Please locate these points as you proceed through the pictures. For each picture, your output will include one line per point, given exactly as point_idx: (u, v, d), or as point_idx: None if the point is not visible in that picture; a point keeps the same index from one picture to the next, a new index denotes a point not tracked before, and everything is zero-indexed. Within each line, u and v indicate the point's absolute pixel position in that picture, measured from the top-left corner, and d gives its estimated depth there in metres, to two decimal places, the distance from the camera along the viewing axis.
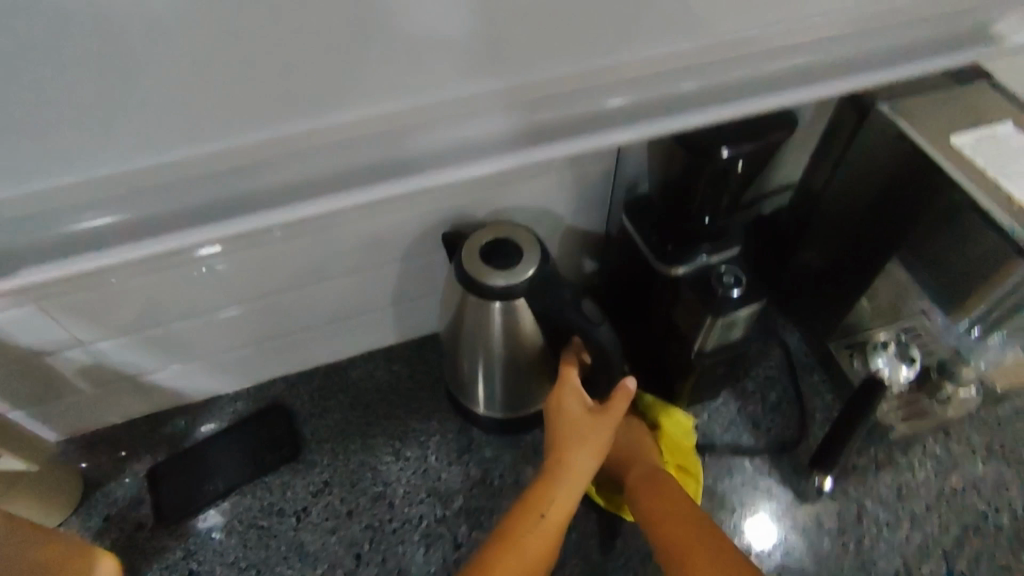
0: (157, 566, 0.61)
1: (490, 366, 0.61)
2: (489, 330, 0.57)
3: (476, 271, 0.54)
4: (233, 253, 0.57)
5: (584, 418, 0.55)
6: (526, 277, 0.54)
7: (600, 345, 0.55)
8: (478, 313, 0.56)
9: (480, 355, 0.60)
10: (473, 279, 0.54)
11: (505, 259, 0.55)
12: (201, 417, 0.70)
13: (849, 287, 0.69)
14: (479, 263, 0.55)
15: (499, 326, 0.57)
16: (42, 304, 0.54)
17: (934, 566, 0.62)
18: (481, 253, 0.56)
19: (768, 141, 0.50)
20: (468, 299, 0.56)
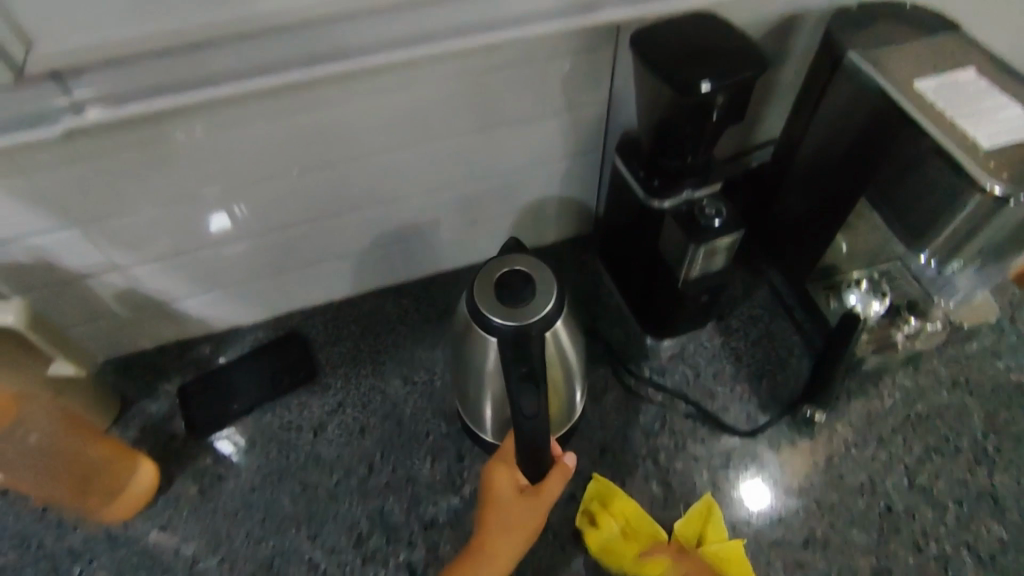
0: (188, 471, 0.68)
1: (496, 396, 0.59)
2: (489, 363, 0.56)
3: (482, 301, 0.53)
4: (255, 184, 0.63)
5: (517, 503, 0.56)
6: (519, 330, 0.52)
7: (535, 431, 0.51)
8: (477, 342, 0.55)
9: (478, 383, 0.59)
10: (478, 310, 0.53)
11: (517, 296, 0.53)
12: (225, 345, 0.77)
13: (826, 230, 0.74)
14: (489, 295, 0.54)
15: (496, 362, 0.56)
16: (86, 228, 0.59)
17: (897, 480, 0.67)
18: (496, 284, 0.54)
19: (743, 78, 0.55)
20: (471, 325, 0.55)
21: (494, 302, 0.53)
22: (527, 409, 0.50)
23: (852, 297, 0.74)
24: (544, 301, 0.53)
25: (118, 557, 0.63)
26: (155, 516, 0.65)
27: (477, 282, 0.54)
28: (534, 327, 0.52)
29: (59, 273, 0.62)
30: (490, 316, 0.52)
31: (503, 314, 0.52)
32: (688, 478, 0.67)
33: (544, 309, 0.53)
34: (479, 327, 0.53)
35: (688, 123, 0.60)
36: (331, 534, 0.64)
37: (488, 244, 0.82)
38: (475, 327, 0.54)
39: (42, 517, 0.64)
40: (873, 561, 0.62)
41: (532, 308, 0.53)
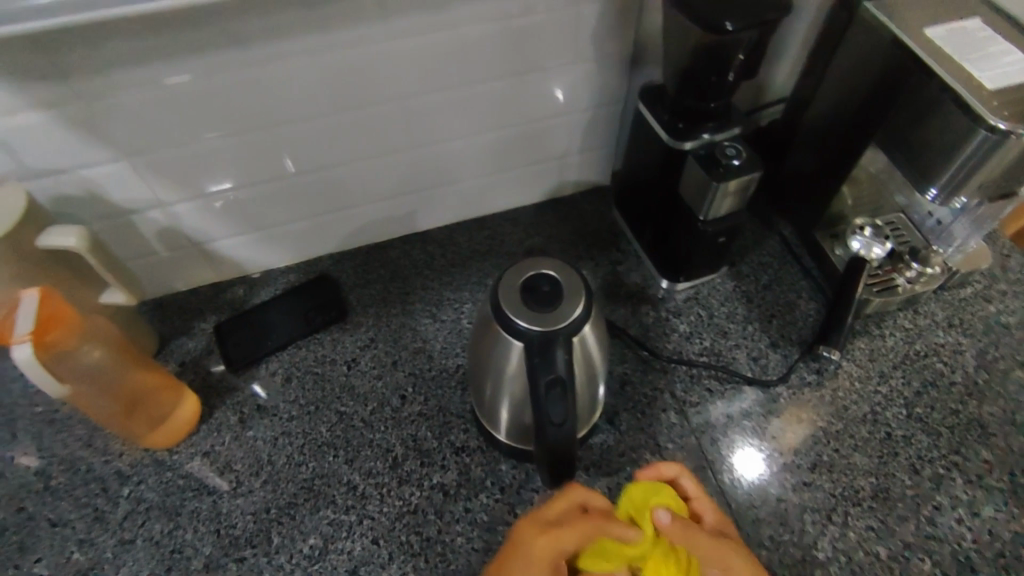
0: (229, 401, 0.71)
1: (514, 397, 0.58)
2: (508, 365, 0.55)
3: (507, 305, 0.52)
4: (296, 121, 0.66)
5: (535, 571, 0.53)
6: (543, 325, 0.50)
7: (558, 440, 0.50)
8: (499, 344, 0.54)
9: (494, 382, 0.58)
10: (503, 313, 0.52)
11: (543, 301, 0.52)
12: (258, 286, 0.79)
13: (835, 178, 0.77)
14: (515, 298, 0.52)
15: (518, 364, 0.54)
16: (134, 161, 0.62)
17: (896, 410, 0.72)
18: (522, 288, 0.53)
19: (766, 20, 0.58)
20: (493, 327, 0.54)
21: (519, 305, 0.52)
22: (554, 416, 0.49)
23: (856, 241, 0.77)
24: (571, 307, 0.52)
25: (164, 479, 0.65)
26: (198, 442, 0.68)
27: (502, 286, 0.53)
28: (560, 333, 0.50)
29: (108, 205, 0.65)
30: (515, 319, 0.51)
31: (529, 317, 0.51)
32: (703, 408, 0.72)
33: (570, 316, 0.51)
34: (502, 329, 0.52)
35: (711, 65, 0.63)
36: (367, 458, 0.67)
37: (511, 193, 0.85)
38: (499, 329, 0.53)
39: (90, 443, 0.67)
40: (875, 481, 0.67)
41: (558, 315, 0.51)
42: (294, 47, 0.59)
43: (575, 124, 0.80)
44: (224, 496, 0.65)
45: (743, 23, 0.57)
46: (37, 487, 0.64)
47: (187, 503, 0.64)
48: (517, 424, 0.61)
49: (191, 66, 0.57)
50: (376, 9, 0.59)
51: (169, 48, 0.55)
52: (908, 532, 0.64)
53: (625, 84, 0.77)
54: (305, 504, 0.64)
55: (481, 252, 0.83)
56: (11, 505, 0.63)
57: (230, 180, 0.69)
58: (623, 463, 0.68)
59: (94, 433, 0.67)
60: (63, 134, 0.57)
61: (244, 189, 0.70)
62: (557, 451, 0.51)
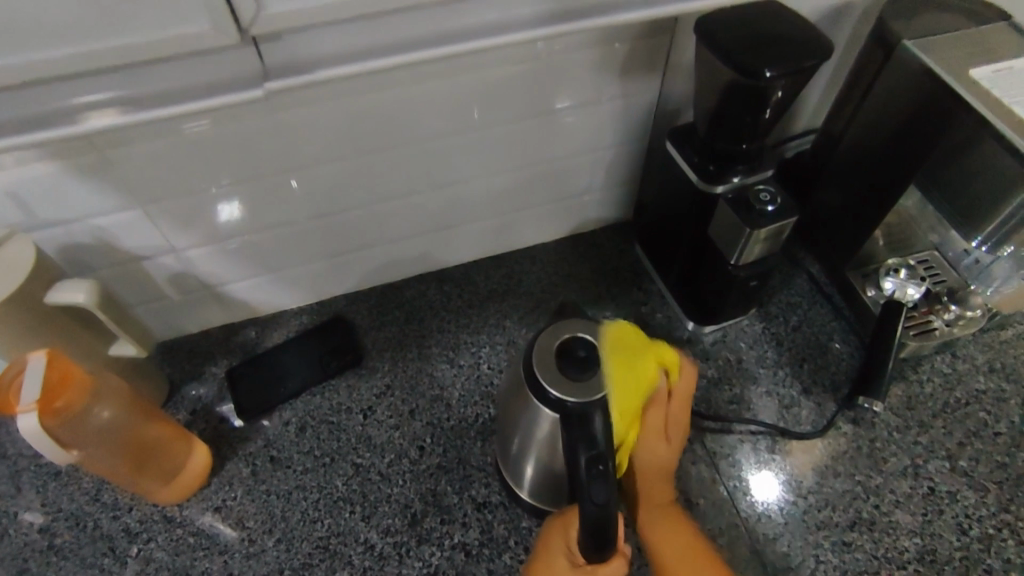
0: (241, 452, 0.68)
1: (545, 459, 0.56)
2: (541, 436, 0.53)
3: (542, 371, 0.50)
4: (312, 166, 0.64)
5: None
6: (581, 395, 0.48)
7: (598, 522, 0.45)
8: (530, 407, 0.52)
9: (521, 442, 0.56)
10: (539, 382, 0.50)
11: (580, 365, 0.50)
12: (270, 329, 0.77)
13: (866, 218, 0.75)
14: (550, 364, 0.50)
15: (550, 431, 0.52)
16: (147, 210, 0.60)
17: (940, 464, 0.68)
18: (558, 354, 0.51)
19: (807, 65, 0.56)
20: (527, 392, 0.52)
21: (555, 370, 0.50)
22: (597, 497, 0.44)
23: (889, 282, 0.77)
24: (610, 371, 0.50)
25: (174, 537, 0.63)
26: (209, 496, 0.65)
27: (538, 347, 0.51)
28: (597, 407, 0.48)
29: (118, 252, 0.63)
30: (550, 389, 0.49)
31: (562, 388, 0.48)
32: (735, 461, 0.69)
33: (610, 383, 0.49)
34: (536, 396, 0.50)
35: (746, 109, 0.61)
36: (385, 515, 0.64)
37: (530, 230, 0.83)
38: (532, 396, 0.51)
39: (96, 497, 0.64)
40: (920, 542, 0.63)
41: (600, 381, 0.49)
42: (313, 96, 0.57)
43: (598, 161, 0.77)
44: (236, 556, 0.62)
45: (783, 68, 0.55)
46: (42, 547, 0.62)
47: (197, 563, 0.62)
48: (542, 482, 0.59)
49: (187, 118, 0.54)
50: None
51: None
52: None
53: (650, 121, 0.75)
54: (321, 565, 0.62)
55: (500, 292, 0.80)
56: (14, 566, 0.61)
57: (237, 226, 0.66)
58: None
59: (101, 487, 0.65)
60: (75, 185, 0.55)
61: (258, 232, 0.68)
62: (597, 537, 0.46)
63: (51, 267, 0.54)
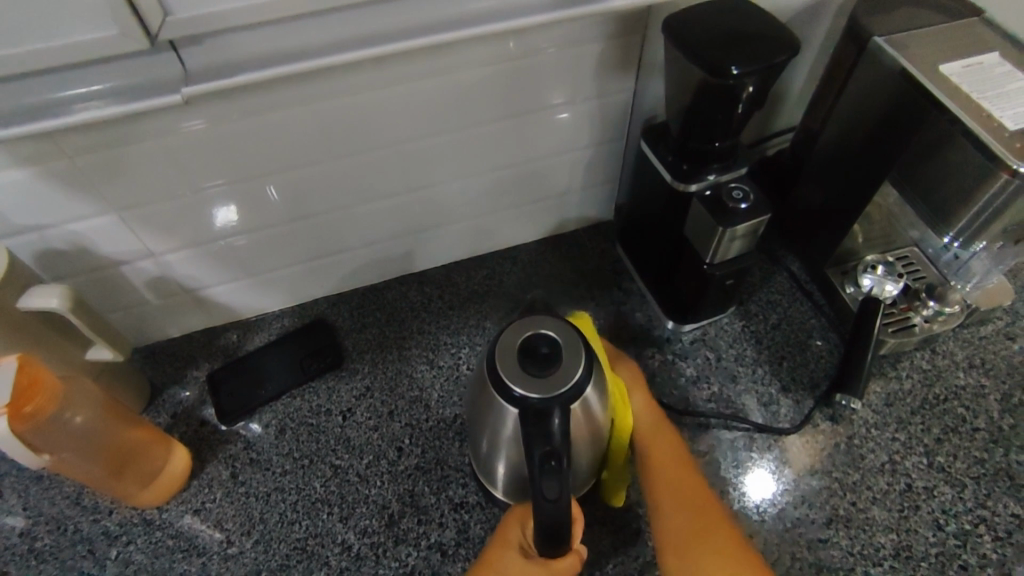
0: (221, 455, 0.68)
1: (515, 459, 0.56)
2: (507, 434, 0.54)
3: (504, 368, 0.50)
4: (288, 170, 0.64)
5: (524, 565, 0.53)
6: (541, 390, 0.49)
7: (555, 518, 0.45)
8: (495, 407, 0.52)
9: (491, 442, 0.57)
10: (500, 378, 0.50)
11: (540, 360, 0.50)
12: (251, 332, 0.77)
13: (844, 216, 0.75)
14: (511, 361, 0.50)
15: (515, 430, 0.52)
16: (122, 215, 0.61)
17: (916, 460, 0.68)
18: (519, 351, 0.51)
19: (772, 63, 0.56)
20: (490, 389, 0.52)
21: (516, 368, 0.50)
22: (549, 492, 0.45)
23: (867, 279, 0.76)
24: (572, 368, 0.50)
25: (153, 540, 0.63)
26: (189, 500, 0.66)
27: (500, 346, 0.52)
28: (558, 404, 0.48)
29: (95, 257, 0.64)
30: (513, 385, 0.49)
31: (524, 385, 0.49)
32: (713, 460, 0.69)
33: (573, 379, 0.50)
34: (498, 394, 0.51)
35: (716, 108, 0.61)
36: (363, 516, 0.64)
37: (511, 231, 0.83)
38: (494, 393, 0.51)
39: (77, 501, 0.65)
40: (896, 538, 0.63)
41: (561, 376, 0.50)
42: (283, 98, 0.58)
43: (576, 162, 0.78)
44: (214, 558, 0.62)
45: (750, 67, 0.55)
46: (23, 549, 0.62)
47: (176, 565, 0.62)
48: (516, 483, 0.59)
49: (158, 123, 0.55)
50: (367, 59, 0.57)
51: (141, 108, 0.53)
52: None
53: (627, 121, 0.75)
54: (298, 566, 0.62)
55: (481, 294, 0.81)
56: None
57: (210, 229, 0.66)
58: (628, 519, 0.64)
59: (82, 491, 0.65)
60: (49, 191, 0.56)
61: (235, 236, 0.68)
62: (556, 533, 0.47)
63: (23, 273, 0.55)
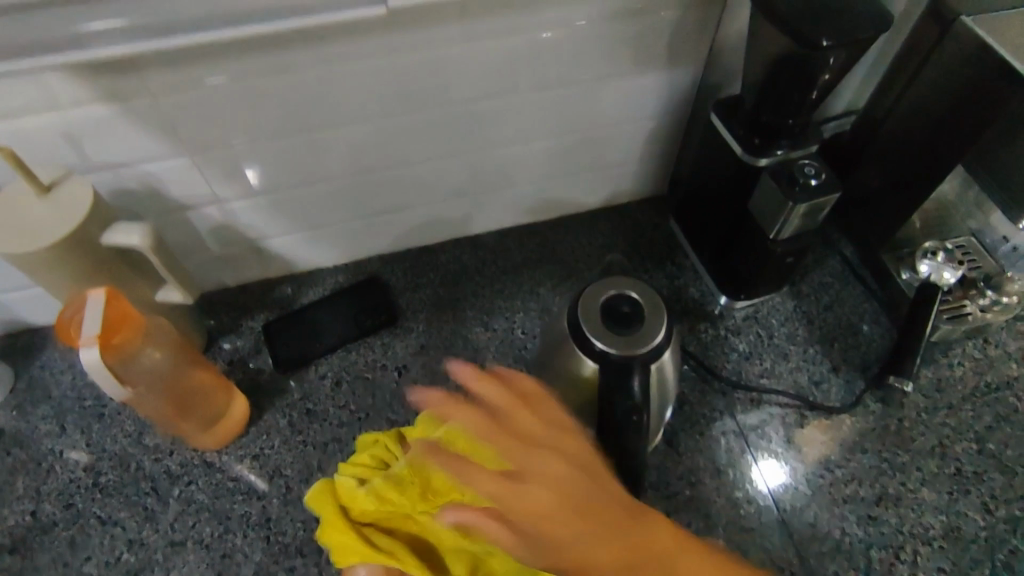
0: (278, 403, 0.69)
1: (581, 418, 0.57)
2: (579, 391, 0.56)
3: (592, 330, 0.53)
4: (363, 121, 0.64)
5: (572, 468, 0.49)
6: (626, 349, 0.52)
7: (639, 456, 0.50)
8: (574, 362, 0.54)
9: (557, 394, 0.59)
10: (584, 333, 0.53)
11: (627, 325, 0.53)
12: (306, 286, 0.78)
13: (905, 200, 0.75)
14: (598, 321, 0.53)
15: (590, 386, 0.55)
16: (197, 158, 0.61)
17: (967, 446, 0.69)
18: (603, 311, 0.54)
19: (865, 37, 0.55)
20: (569, 344, 0.55)
21: (601, 327, 0.53)
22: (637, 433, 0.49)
23: (924, 265, 0.77)
24: (652, 331, 0.53)
25: (213, 481, 0.64)
26: (248, 444, 0.67)
27: (587, 303, 0.55)
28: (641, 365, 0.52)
29: (164, 200, 0.64)
30: (595, 341, 0.53)
31: (606, 340, 0.52)
32: (764, 434, 0.69)
33: (653, 340, 0.53)
34: (579, 348, 0.54)
35: (796, 81, 0.60)
36: None
37: (566, 199, 0.83)
38: (574, 346, 0.54)
39: (138, 440, 0.66)
40: (945, 519, 0.64)
41: (642, 338, 0.53)
42: (366, 47, 0.57)
43: (639, 133, 0.77)
44: (274, 502, 0.64)
45: (841, 39, 0.54)
46: (88, 483, 0.64)
47: (236, 507, 0.63)
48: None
49: (236, 65, 0.54)
50: (455, 11, 0.56)
51: (225, 48, 0.52)
52: None
53: (694, 94, 0.74)
54: None
55: (534, 260, 0.81)
56: (61, 501, 0.63)
57: (276, 181, 0.66)
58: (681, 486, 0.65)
59: (143, 430, 0.66)
60: (129, 129, 0.56)
61: (305, 187, 0.68)
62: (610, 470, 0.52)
63: (107, 208, 0.55)
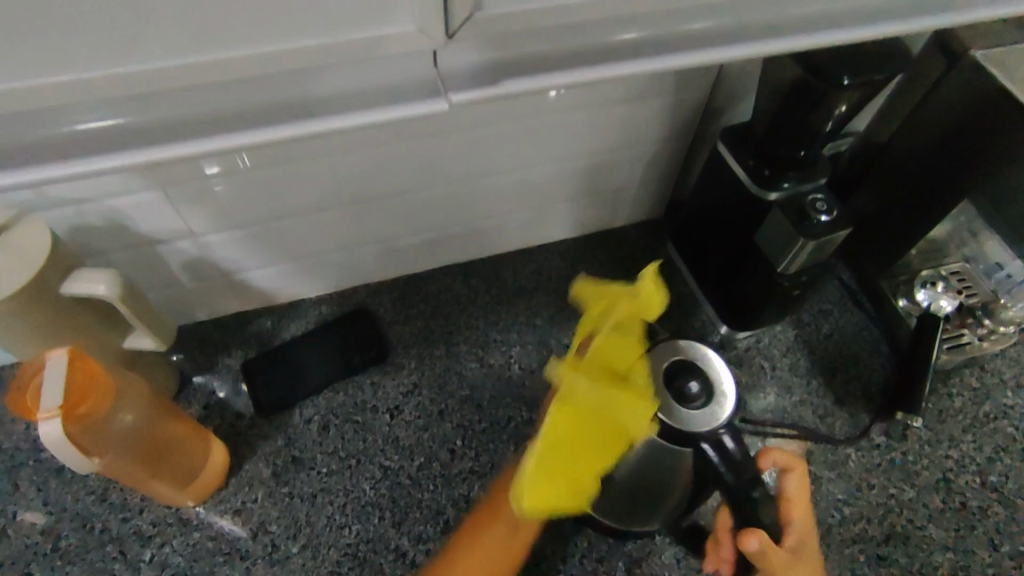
0: (260, 452, 0.64)
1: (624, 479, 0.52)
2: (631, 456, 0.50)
3: (653, 396, 0.45)
4: (353, 152, 0.59)
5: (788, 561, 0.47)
6: (693, 423, 0.44)
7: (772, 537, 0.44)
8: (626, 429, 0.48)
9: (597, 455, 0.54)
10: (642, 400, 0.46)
11: (693, 396, 0.45)
12: (287, 319, 0.73)
13: (906, 230, 0.74)
14: (659, 385, 0.46)
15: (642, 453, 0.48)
16: (168, 192, 0.55)
17: (969, 480, 0.68)
18: (665, 377, 0.47)
19: (885, 74, 0.53)
20: None
21: (661, 395, 0.46)
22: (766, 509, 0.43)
23: (923, 294, 0.78)
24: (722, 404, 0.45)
25: (190, 541, 0.59)
26: (227, 499, 0.61)
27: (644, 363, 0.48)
28: (721, 429, 0.44)
29: (132, 236, 0.58)
30: (655, 409, 0.45)
31: (667, 410, 0.44)
32: None
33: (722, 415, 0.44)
34: (636, 416, 0.46)
35: (811, 114, 0.58)
36: (416, 521, 0.62)
37: (561, 224, 0.80)
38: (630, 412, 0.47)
39: (104, 497, 0.60)
40: (952, 557, 0.64)
41: (707, 412, 0.44)
42: None
43: (640, 158, 0.74)
44: (259, 563, 0.59)
45: (862, 77, 0.52)
46: (47, 549, 0.58)
47: (217, 570, 0.58)
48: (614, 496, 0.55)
49: None
50: None
51: None
52: None
53: (697, 118, 0.72)
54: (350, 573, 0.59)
55: (530, 290, 0.78)
56: (16, 570, 0.57)
57: (256, 214, 0.61)
58: None
59: (108, 486, 0.60)
60: None
61: (289, 219, 0.63)
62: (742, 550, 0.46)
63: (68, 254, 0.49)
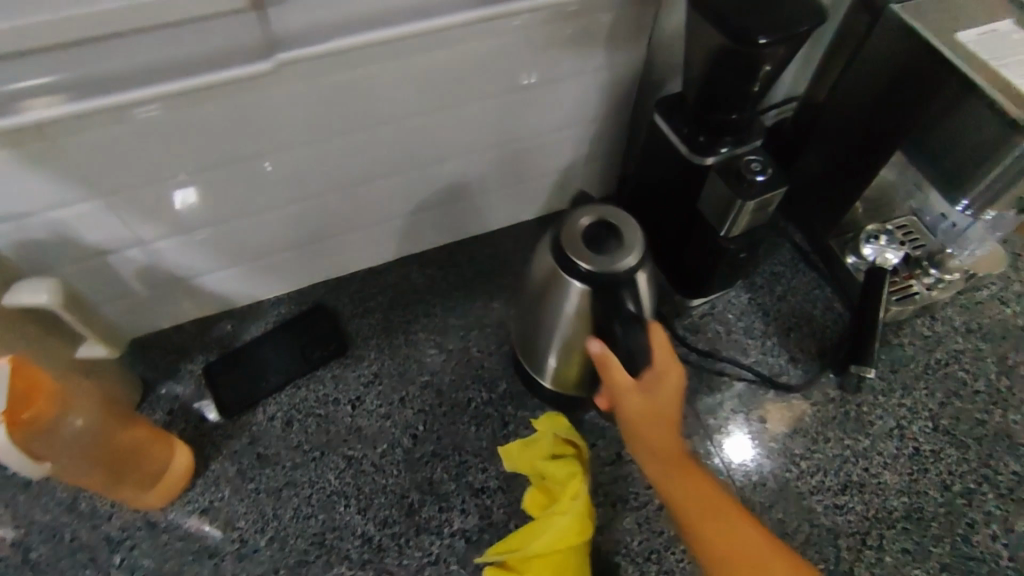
0: (224, 451, 0.65)
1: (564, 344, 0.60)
2: (569, 313, 0.56)
3: (575, 253, 0.53)
4: (292, 149, 0.59)
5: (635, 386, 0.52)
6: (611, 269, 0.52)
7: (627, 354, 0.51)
8: (556, 289, 0.56)
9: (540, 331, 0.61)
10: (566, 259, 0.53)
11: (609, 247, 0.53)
12: (247, 321, 0.73)
13: (848, 188, 0.75)
14: (580, 243, 0.54)
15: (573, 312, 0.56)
16: (110, 201, 0.56)
17: (922, 425, 0.70)
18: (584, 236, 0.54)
19: (801, 31, 0.54)
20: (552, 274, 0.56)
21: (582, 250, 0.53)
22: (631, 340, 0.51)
23: (868, 248, 0.78)
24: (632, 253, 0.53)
25: (159, 543, 0.60)
26: (195, 499, 0.62)
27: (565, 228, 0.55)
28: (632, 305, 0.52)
29: (79, 247, 0.58)
30: (579, 262, 0.53)
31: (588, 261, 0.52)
32: (727, 430, 0.69)
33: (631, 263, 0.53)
34: (563, 273, 0.54)
35: (736, 79, 0.59)
36: (382, 506, 0.63)
37: (513, 208, 0.81)
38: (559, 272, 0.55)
39: (72, 507, 0.61)
40: (907, 500, 0.66)
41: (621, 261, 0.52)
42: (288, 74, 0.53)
43: (584, 137, 0.75)
44: (229, 557, 0.60)
45: (779, 35, 0.53)
46: (17, 561, 0.59)
47: (188, 568, 0.59)
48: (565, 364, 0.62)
49: (164, 99, 0.50)
50: None
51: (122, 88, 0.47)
52: (945, 553, 0.63)
53: (635, 93, 0.73)
54: (318, 561, 0.60)
55: (486, 275, 0.79)
56: None
57: (203, 217, 0.62)
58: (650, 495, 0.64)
59: (76, 495, 0.61)
60: (24, 176, 0.50)
61: (237, 220, 0.64)
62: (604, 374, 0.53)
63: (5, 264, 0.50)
